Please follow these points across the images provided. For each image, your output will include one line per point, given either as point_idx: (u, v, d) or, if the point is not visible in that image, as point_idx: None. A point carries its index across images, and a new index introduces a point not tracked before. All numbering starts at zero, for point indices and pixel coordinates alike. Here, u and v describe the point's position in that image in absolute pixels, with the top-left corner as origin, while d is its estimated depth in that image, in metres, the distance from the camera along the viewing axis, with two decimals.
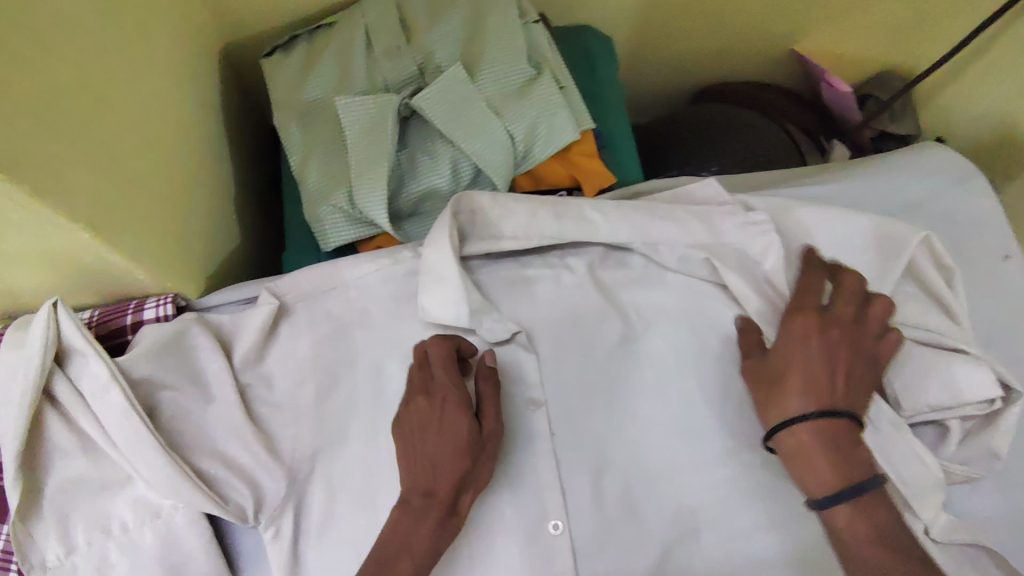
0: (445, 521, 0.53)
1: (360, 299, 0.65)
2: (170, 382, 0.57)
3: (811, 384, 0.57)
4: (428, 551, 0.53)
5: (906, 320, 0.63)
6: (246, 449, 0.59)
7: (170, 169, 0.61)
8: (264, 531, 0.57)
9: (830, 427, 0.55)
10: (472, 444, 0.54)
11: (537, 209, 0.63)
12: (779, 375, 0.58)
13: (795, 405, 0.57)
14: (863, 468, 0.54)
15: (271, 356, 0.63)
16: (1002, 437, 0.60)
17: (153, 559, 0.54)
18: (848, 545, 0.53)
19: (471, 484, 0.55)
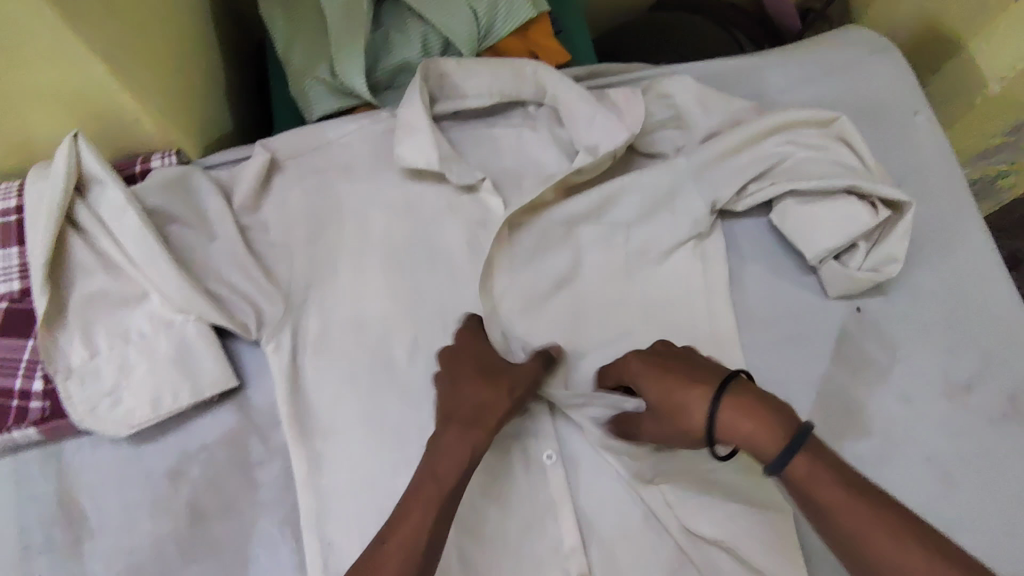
0: (467, 431, 0.56)
1: (343, 154, 0.73)
2: (178, 216, 0.66)
3: (696, 404, 0.54)
4: (456, 461, 0.54)
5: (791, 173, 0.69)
6: (245, 276, 0.66)
7: (178, 40, 0.70)
8: (265, 344, 0.65)
9: (722, 401, 0.53)
10: (476, 368, 0.60)
11: (497, 71, 0.73)
12: (667, 399, 0.56)
13: (696, 409, 0.54)
14: (785, 419, 0.51)
15: (266, 204, 0.71)
16: (898, 242, 0.65)
17: (167, 360, 0.62)
18: (818, 498, 0.48)
19: (501, 400, 0.58)
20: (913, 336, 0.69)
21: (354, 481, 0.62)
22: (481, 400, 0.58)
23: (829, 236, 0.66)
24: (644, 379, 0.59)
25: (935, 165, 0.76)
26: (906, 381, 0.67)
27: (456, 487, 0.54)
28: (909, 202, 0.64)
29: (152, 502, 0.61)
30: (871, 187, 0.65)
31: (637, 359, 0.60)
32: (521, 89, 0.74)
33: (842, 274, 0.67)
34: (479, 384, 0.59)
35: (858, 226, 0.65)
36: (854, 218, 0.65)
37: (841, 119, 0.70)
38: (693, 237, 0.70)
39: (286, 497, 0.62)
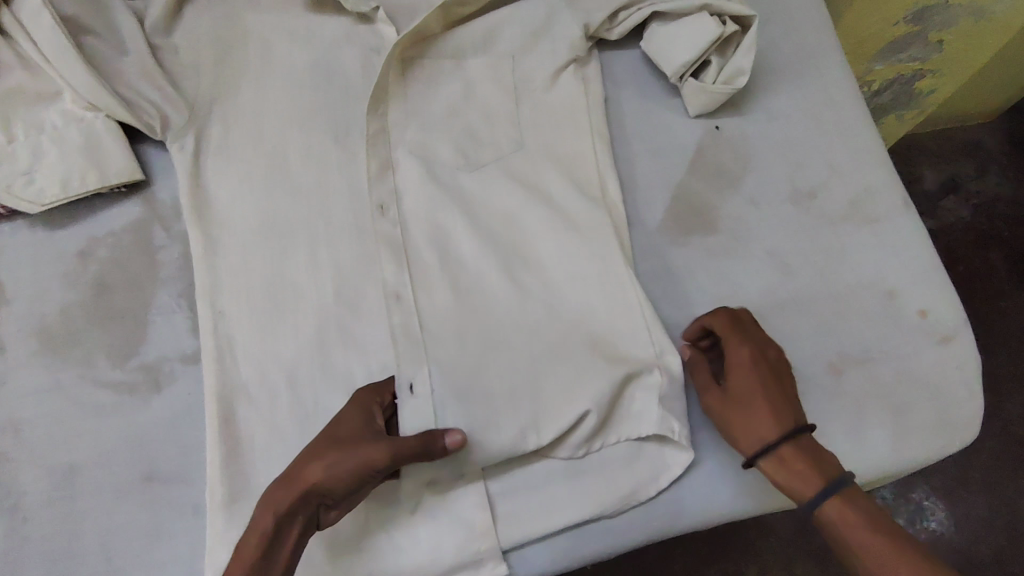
0: (275, 491, 0.55)
1: None
2: (91, 27, 0.72)
3: (766, 423, 0.60)
4: (258, 524, 0.54)
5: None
6: (153, 86, 0.72)
7: None
8: (169, 144, 0.72)
9: (790, 441, 0.59)
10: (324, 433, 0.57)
11: None
12: (738, 403, 0.61)
13: (762, 429, 0.60)
14: (829, 471, 0.59)
15: (178, 29, 0.77)
16: (746, 55, 0.72)
17: (76, 148, 0.68)
18: (847, 537, 0.57)
19: (314, 465, 0.54)
20: (764, 149, 0.75)
21: (247, 260, 0.69)
22: (304, 465, 0.55)
23: (684, 51, 0.73)
24: (736, 377, 0.61)
25: (797, 8, 0.82)
26: (754, 187, 0.74)
27: (263, 542, 0.53)
28: (753, 17, 0.72)
29: (63, 275, 0.68)
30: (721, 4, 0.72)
31: (748, 351, 0.62)
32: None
33: (699, 87, 0.73)
34: (310, 449, 0.56)
35: (709, 40, 0.72)
36: (705, 32, 0.72)
37: None
38: (573, 61, 0.75)
39: (185, 275, 0.69)
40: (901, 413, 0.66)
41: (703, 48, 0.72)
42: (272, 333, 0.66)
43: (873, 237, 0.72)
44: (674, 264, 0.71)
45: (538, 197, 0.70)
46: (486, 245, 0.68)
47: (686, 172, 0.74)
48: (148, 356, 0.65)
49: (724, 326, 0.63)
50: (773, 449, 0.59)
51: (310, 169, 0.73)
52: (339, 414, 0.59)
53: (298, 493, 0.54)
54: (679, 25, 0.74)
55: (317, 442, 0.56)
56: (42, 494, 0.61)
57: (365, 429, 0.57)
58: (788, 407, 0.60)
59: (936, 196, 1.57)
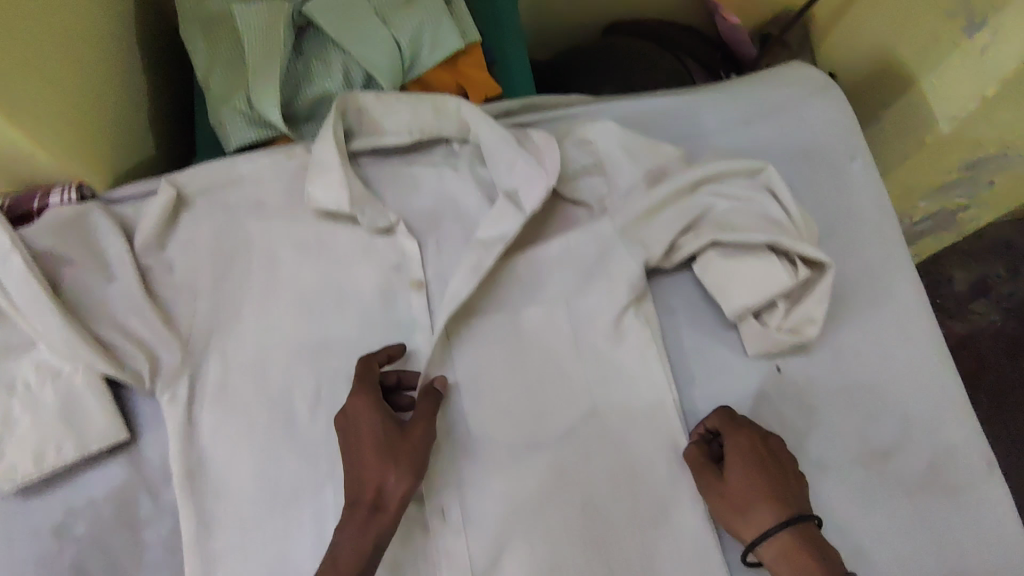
0: (367, 521, 0.55)
1: (252, 192, 0.70)
2: (70, 258, 0.62)
3: (762, 514, 0.57)
4: (359, 549, 0.55)
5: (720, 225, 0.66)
6: (143, 322, 0.64)
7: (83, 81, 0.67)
8: (159, 395, 0.63)
9: (788, 524, 0.56)
10: (383, 432, 0.58)
11: (415, 107, 0.70)
12: (739, 494, 0.58)
13: (763, 519, 0.57)
14: (829, 565, 0.55)
15: (172, 242, 0.68)
16: (818, 304, 0.64)
17: (54, 413, 0.60)
18: None
19: (392, 479, 0.57)
20: (829, 397, 0.67)
21: (249, 544, 0.61)
22: (388, 487, 0.56)
23: (749, 296, 0.64)
24: (732, 451, 0.60)
25: (866, 219, 0.73)
26: (821, 445, 0.66)
27: None
28: (828, 263, 0.63)
29: (37, 560, 0.59)
30: (793, 248, 0.63)
31: (745, 434, 0.60)
32: (446, 119, 0.72)
33: (760, 334, 0.65)
34: (374, 454, 0.57)
35: (777, 288, 0.64)
36: (772, 281, 0.64)
37: (768, 170, 0.69)
38: (631, 304, 0.67)
39: (177, 556, 0.61)
40: None
41: (771, 294, 0.64)
42: None
43: (951, 509, 0.65)
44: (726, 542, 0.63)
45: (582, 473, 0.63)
46: (521, 528, 0.61)
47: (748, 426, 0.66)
48: None
49: (724, 424, 0.62)
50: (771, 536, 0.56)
51: (322, 423, 0.64)
52: (364, 419, 0.59)
53: (382, 504, 0.56)
54: (741, 261, 0.65)
55: (376, 447, 0.58)
56: None
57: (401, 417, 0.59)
58: (780, 489, 0.58)
59: (967, 299, 1.48)
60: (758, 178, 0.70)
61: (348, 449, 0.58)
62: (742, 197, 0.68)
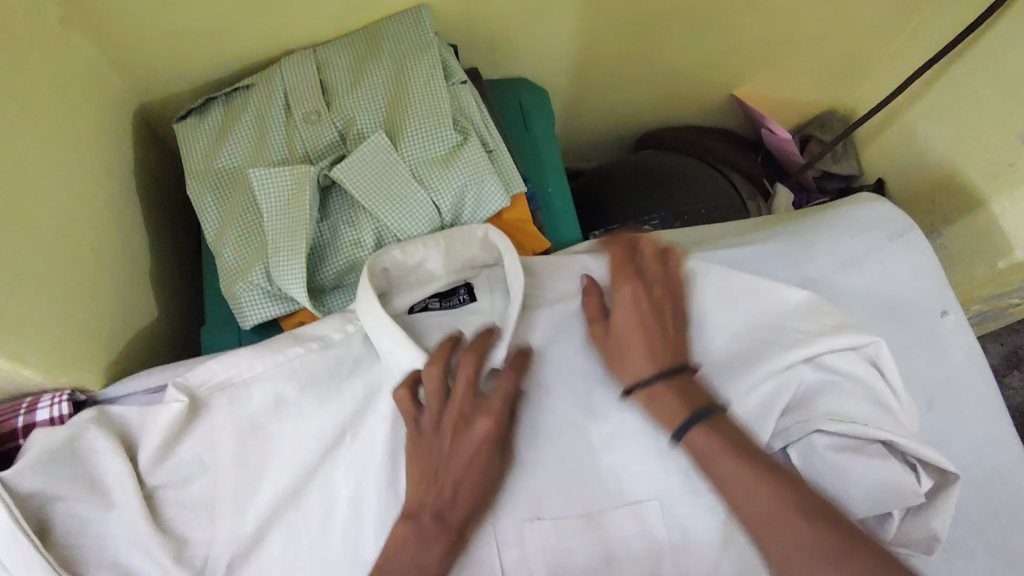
0: (453, 545, 0.53)
1: (272, 386, 0.60)
2: (62, 493, 0.52)
3: (675, 411, 0.54)
4: (438, 566, 0.52)
5: (832, 412, 0.58)
6: (152, 561, 0.54)
7: (67, 268, 0.58)
8: None
9: (666, 379, 0.55)
10: (480, 459, 0.54)
11: (446, 241, 0.62)
12: (618, 340, 0.58)
13: (675, 413, 0.54)
14: (697, 398, 0.54)
15: (183, 450, 0.58)
16: (942, 516, 0.57)
17: None
18: (713, 470, 0.51)
19: (478, 511, 0.55)
20: None
21: None
22: (472, 523, 0.55)
23: (863, 507, 0.58)
24: (638, 386, 0.56)
25: (948, 387, 0.68)
26: None
27: None
28: (955, 476, 0.56)
29: None
30: (925, 453, 0.56)
31: (626, 291, 0.59)
32: (478, 255, 0.65)
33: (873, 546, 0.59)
34: (482, 467, 0.54)
35: (896, 499, 0.57)
36: (893, 491, 0.57)
37: (877, 343, 0.61)
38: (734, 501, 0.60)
39: None
40: None
41: (890, 504, 0.57)
42: None
43: None
44: None
45: None
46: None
47: None
48: None
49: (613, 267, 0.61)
50: (648, 381, 0.55)
51: None
52: (454, 445, 0.54)
53: (466, 529, 0.54)
54: (860, 464, 0.57)
55: (474, 481, 0.54)
56: None
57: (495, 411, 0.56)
58: (777, 494, 0.48)
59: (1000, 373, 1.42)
60: (864, 351, 0.62)
61: (427, 460, 0.55)
62: (852, 373, 0.61)
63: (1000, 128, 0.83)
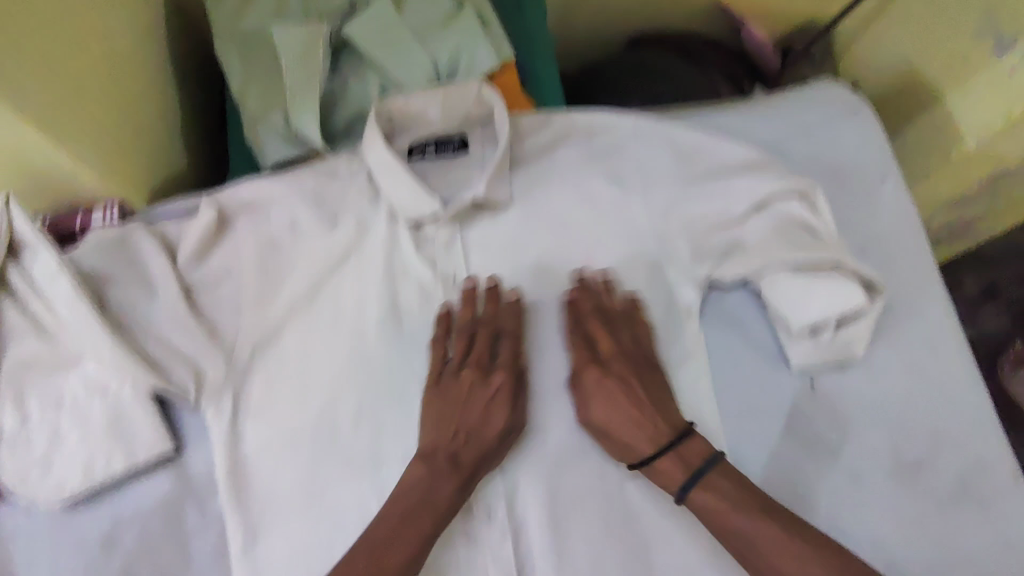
0: (465, 483, 0.61)
1: (289, 209, 0.70)
2: (115, 276, 0.64)
3: (674, 472, 0.60)
4: (444, 501, 0.60)
5: (773, 240, 0.69)
6: (190, 338, 0.65)
7: (121, 98, 0.68)
8: (206, 410, 0.64)
9: (669, 451, 0.61)
10: (490, 451, 0.62)
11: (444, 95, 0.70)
12: (466, 402, 0.63)
13: (670, 475, 0.61)
14: (700, 448, 0.61)
15: (214, 255, 0.68)
16: (862, 328, 0.67)
17: (102, 429, 0.61)
18: (721, 522, 0.58)
19: (494, 442, 0.62)
20: (863, 413, 0.69)
21: (295, 549, 0.62)
22: (490, 451, 0.62)
23: (805, 316, 0.66)
24: (649, 460, 0.61)
25: (892, 236, 0.75)
26: (852, 459, 0.67)
27: (439, 521, 0.59)
28: (880, 287, 0.66)
29: (85, 571, 0.61)
30: (853, 270, 0.66)
31: (498, 376, 0.64)
32: (471, 106, 0.73)
33: (816, 357, 0.67)
34: (492, 425, 0.62)
35: (832, 310, 0.66)
36: (829, 304, 0.66)
37: (815, 189, 0.71)
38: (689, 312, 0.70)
39: (219, 566, 0.62)
40: None
41: (828, 316, 0.66)
42: None
43: (982, 526, 0.66)
44: None
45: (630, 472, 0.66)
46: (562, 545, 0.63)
47: (790, 432, 0.68)
48: None
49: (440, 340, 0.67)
50: (648, 462, 0.61)
51: (367, 434, 0.66)
52: (450, 394, 0.64)
53: (478, 465, 0.62)
54: (799, 279, 0.67)
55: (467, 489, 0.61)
56: None
57: (601, 355, 0.66)
58: None
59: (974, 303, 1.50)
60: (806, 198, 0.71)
61: (435, 406, 0.64)
62: (795, 215, 0.71)
63: (956, 24, 0.90)
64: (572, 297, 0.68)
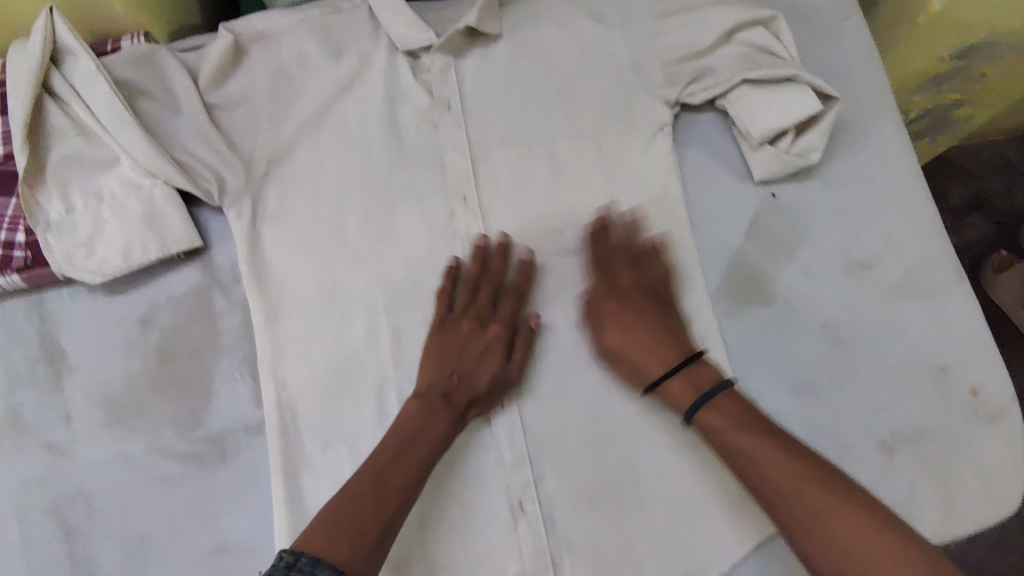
0: (456, 416, 0.66)
1: (298, 40, 0.76)
2: (145, 90, 0.72)
3: (688, 396, 0.65)
4: (432, 441, 0.64)
5: (739, 62, 0.76)
6: (211, 148, 0.72)
7: None
8: (228, 212, 0.72)
9: (715, 406, 0.64)
10: (481, 390, 0.67)
11: None
12: (468, 376, 0.67)
13: (670, 387, 0.66)
14: (709, 375, 0.66)
15: (231, 81, 0.75)
16: (822, 134, 0.74)
17: (137, 218, 0.68)
18: (727, 449, 0.62)
19: (478, 380, 0.67)
20: (822, 220, 0.76)
21: (310, 329, 0.70)
22: (479, 388, 0.67)
23: (771, 124, 0.73)
24: (671, 374, 0.66)
25: (856, 68, 0.81)
26: (810, 257, 0.74)
27: (425, 464, 0.63)
28: (835, 96, 0.73)
29: (127, 343, 0.69)
30: (812, 81, 0.72)
31: (494, 326, 0.69)
32: None
33: (778, 163, 0.74)
34: (484, 370, 0.67)
35: (791, 117, 0.72)
36: (788, 111, 0.73)
37: (778, 17, 0.77)
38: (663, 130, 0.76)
39: (246, 342, 0.70)
40: (951, 488, 0.69)
41: (789, 122, 0.72)
42: (336, 396, 0.69)
43: (927, 310, 0.73)
44: (731, 334, 0.72)
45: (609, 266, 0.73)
46: (560, 411, 0.69)
47: (754, 235, 0.75)
48: (213, 427, 0.67)
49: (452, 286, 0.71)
50: (659, 381, 0.66)
51: (371, 235, 0.73)
52: (451, 336, 0.69)
53: (462, 402, 0.67)
54: (767, 94, 0.74)
55: (456, 425, 0.66)
56: (115, 565, 0.64)
57: (619, 288, 0.71)
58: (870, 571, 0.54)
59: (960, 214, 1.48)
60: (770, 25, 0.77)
61: (436, 345, 0.69)
62: (761, 43, 0.77)
63: None
64: (591, 228, 0.73)
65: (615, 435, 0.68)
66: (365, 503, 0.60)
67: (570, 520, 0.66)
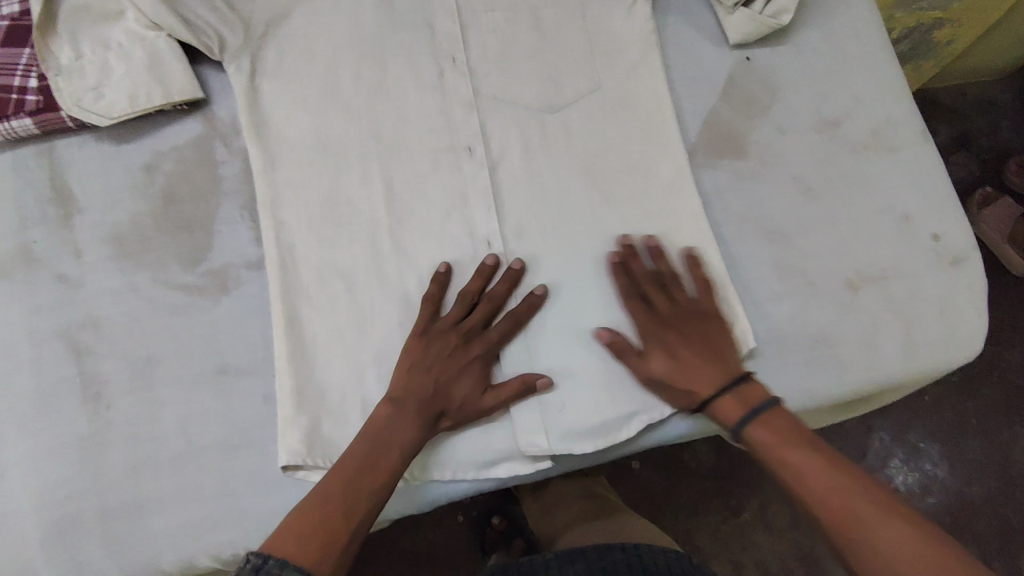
0: (428, 427, 0.65)
1: None
2: None
3: (736, 404, 0.64)
4: (401, 448, 0.63)
5: None
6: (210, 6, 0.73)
7: None
8: (228, 67, 0.75)
9: (764, 422, 0.63)
10: (456, 405, 0.66)
11: None
12: (448, 385, 0.66)
13: (752, 396, 0.65)
14: (756, 393, 0.65)
15: None
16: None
17: (142, 67, 0.72)
18: (777, 457, 0.62)
19: (457, 395, 0.66)
20: (794, 81, 0.79)
21: (305, 175, 0.74)
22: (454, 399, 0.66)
23: None
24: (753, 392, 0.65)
25: None
26: (782, 115, 0.78)
27: (394, 473, 0.62)
28: None
29: (133, 186, 0.73)
30: None
31: (477, 348, 0.67)
32: None
33: (750, 21, 0.77)
34: (463, 388, 0.66)
35: None
36: None
37: None
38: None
39: (246, 189, 0.75)
40: (911, 324, 0.73)
41: None
42: (331, 236, 0.73)
43: (894, 164, 0.77)
44: (706, 184, 0.76)
45: (590, 119, 0.76)
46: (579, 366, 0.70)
47: (727, 94, 0.79)
48: (216, 262, 0.72)
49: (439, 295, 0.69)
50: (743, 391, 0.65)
51: (362, 91, 0.76)
52: (432, 341, 0.67)
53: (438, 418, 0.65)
54: None
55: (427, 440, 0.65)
56: (124, 382, 0.68)
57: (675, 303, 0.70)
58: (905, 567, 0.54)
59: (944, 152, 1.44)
60: None
61: (417, 350, 0.67)
62: None
63: None
64: (617, 268, 0.70)
65: (596, 271, 0.72)
66: (338, 502, 0.60)
67: (574, 382, 0.70)
